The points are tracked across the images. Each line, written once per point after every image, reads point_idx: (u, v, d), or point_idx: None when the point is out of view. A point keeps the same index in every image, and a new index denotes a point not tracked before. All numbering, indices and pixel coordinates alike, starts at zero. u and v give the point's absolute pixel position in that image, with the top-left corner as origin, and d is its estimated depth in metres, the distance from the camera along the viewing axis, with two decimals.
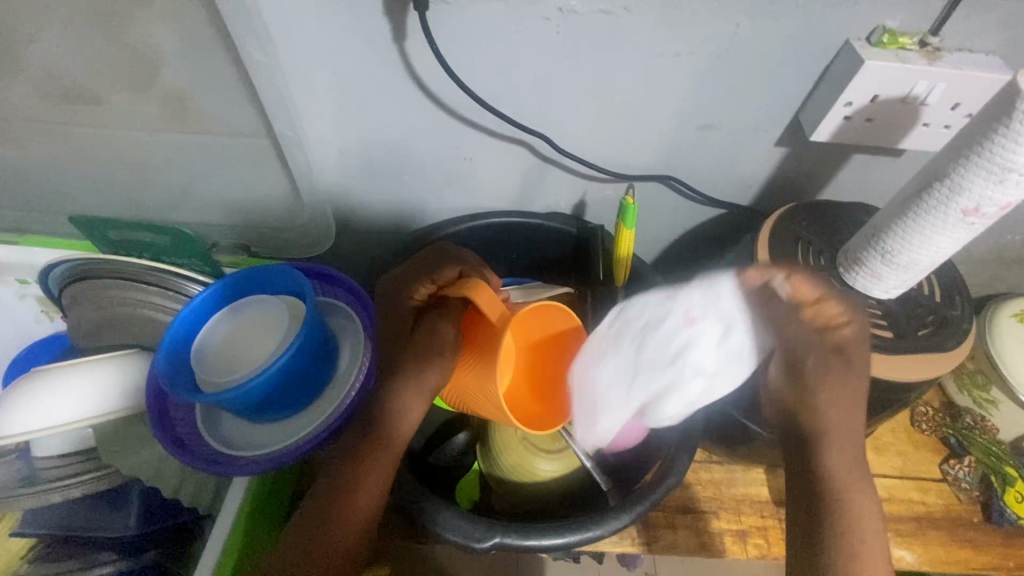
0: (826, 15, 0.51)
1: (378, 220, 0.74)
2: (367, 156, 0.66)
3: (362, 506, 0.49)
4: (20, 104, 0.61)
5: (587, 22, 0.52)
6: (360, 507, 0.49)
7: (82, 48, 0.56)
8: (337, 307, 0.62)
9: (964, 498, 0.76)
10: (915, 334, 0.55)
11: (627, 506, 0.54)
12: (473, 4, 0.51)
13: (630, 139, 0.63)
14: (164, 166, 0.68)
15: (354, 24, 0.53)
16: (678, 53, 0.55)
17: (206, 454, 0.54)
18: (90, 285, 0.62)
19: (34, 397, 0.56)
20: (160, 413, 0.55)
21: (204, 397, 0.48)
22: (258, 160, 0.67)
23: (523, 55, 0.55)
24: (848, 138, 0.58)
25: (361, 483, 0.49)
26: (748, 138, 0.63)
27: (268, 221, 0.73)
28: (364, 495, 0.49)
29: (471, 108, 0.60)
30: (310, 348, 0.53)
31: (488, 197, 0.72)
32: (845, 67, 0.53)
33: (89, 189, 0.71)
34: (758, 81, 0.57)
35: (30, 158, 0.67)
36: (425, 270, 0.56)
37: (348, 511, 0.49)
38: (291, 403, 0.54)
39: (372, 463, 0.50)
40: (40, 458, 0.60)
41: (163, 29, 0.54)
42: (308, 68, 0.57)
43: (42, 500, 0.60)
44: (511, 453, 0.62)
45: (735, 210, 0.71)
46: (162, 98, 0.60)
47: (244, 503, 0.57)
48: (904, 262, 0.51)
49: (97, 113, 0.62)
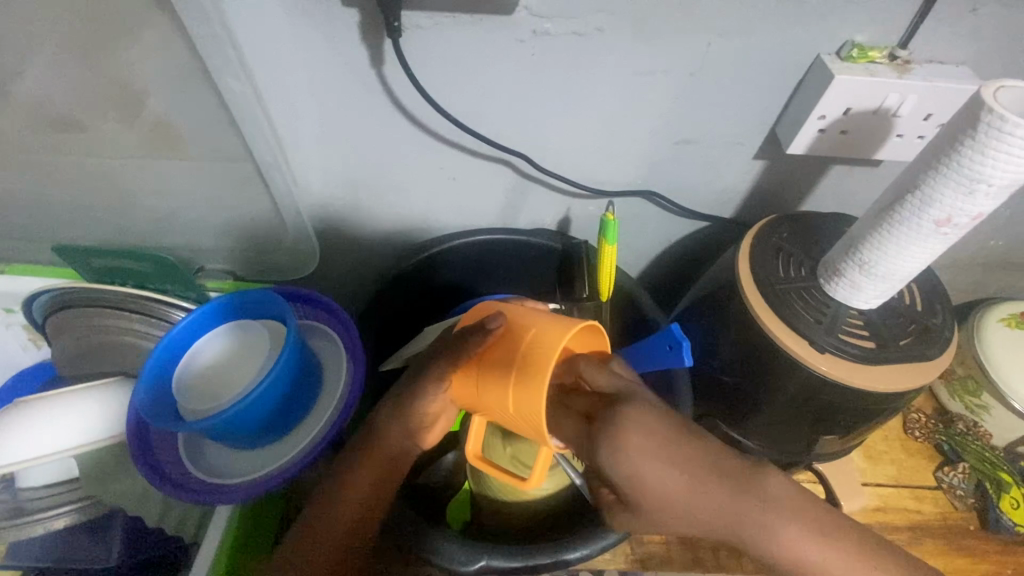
0: (797, 30, 0.52)
1: (365, 240, 0.75)
2: (351, 178, 0.67)
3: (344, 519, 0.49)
4: (4, 134, 0.62)
5: (560, 43, 0.53)
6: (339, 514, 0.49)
7: (64, 78, 0.56)
8: (319, 330, 0.62)
9: (959, 506, 0.75)
10: (898, 344, 0.55)
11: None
12: (447, 29, 0.52)
13: (609, 156, 0.64)
14: (150, 192, 0.68)
15: (331, 51, 0.54)
16: (652, 72, 0.56)
17: (191, 483, 0.54)
18: (72, 314, 0.61)
19: (17, 428, 0.55)
20: (141, 442, 0.55)
21: (185, 425, 0.48)
22: (242, 185, 0.68)
23: (498, 77, 0.56)
24: (824, 150, 0.59)
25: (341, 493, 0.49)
26: (726, 151, 0.64)
27: (255, 245, 0.74)
28: (351, 497, 0.49)
29: (450, 129, 0.61)
30: (292, 371, 0.53)
31: (472, 215, 0.72)
32: (817, 81, 0.54)
33: (76, 216, 0.71)
34: (733, 96, 0.58)
35: (16, 188, 0.68)
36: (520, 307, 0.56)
37: (326, 527, 0.48)
38: (274, 427, 0.54)
39: (363, 467, 0.49)
40: (23, 490, 0.59)
41: (143, 58, 0.54)
42: (289, 93, 0.58)
43: (22, 534, 0.58)
44: (500, 471, 0.63)
45: (718, 222, 0.72)
46: (145, 125, 0.61)
47: (226, 533, 0.56)
48: (882, 273, 0.51)
49: (80, 141, 0.63)
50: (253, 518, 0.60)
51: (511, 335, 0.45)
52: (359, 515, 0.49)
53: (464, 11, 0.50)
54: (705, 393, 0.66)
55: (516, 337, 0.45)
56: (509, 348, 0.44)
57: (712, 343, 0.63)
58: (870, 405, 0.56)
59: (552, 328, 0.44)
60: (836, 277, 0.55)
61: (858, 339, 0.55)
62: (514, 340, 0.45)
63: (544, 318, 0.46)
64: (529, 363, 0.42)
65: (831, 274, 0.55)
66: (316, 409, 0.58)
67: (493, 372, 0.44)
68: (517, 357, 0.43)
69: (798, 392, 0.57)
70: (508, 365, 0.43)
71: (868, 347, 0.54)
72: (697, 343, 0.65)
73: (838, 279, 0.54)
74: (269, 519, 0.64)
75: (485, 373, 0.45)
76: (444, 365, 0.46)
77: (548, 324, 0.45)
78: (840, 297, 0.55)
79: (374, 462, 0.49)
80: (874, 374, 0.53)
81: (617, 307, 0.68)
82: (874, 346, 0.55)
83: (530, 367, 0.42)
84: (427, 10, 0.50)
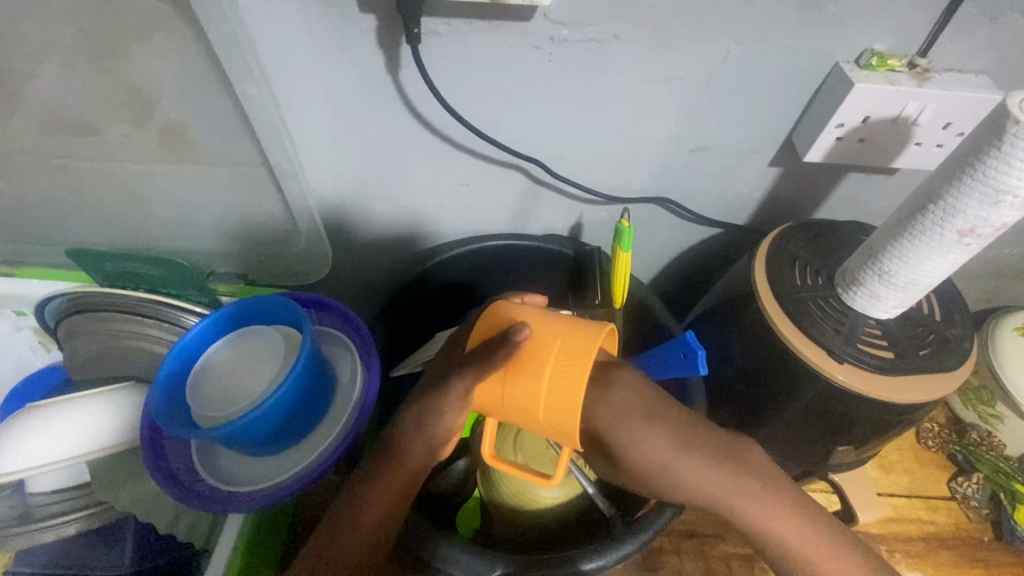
0: (815, 38, 0.52)
1: (376, 245, 0.74)
2: (363, 183, 0.66)
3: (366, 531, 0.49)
4: (18, 137, 0.62)
5: (577, 50, 0.53)
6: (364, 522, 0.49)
7: (79, 82, 0.56)
8: (332, 335, 0.62)
9: (973, 517, 0.74)
10: (917, 354, 0.54)
11: (644, 523, 0.53)
12: (465, 35, 0.52)
13: (623, 162, 0.64)
14: (162, 196, 0.68)
15: (347, 57, 0.54)
16: (668, 79, 0.55)
17: (203, 491, 0.54)
18: (84, 319, 0.61)
19: (30, 435, 0.55)
20: (154, 449, 0.55)
21: (200, 432, 0.47)
22: (254, 189, 0.67)
23: (514, 83, 0.56)
24: (841, 158, 0.58)
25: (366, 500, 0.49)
26: (742, 159, 0.63)
27: (266, 249, 0.73)
28: (371, 513, 0.49)
29: (465, 135, 0.61)
30: (307, 379, 0.53)
31: (484, 221, 0.72)
32: (835, 89, 0.54)
33: (87, 220, 0.71)
34: (749, 103, 0.57)
35: (28, 191, 0.68)
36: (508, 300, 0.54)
37: (350, 539, 0.49)
38: (288, 435, 0.54)
39: (382, 481, 0.49)
40: (37, 494, 0.59)
41: (158, 63, 0.54)
42: (304, 98, 0.58)
43: (33, 540, 0.58)
44: (512, 479, 0.62)
45: (731, 229, 0.71)
46: (159, 129, 0.61)
47: (238, 542, 0.55)
48: (902, 283, 0.51)
49: (93, 144, 0.63)
50: (264, 526, 0.59)
51: (538, 341, 0.44)
52: (379, 526, 0.49)
53: (482, 17, 0.50)
54: (717, 401, 0.66)
55: (543, 344, 0.43)
56: (537, 355, 0.43)
57: (727, 352, 0.62)
58: (886, 416, 0.55)
59: (580, 333, 0.44)
60: (860, 287, 0.54)
61: (875, 349, 0.54)
62: (544, 347, 0.43)
63: (566, 324, 0.45)
64: (565, 368, 0.42)
65: (854, 285, 0.54)
66: (330, 415, 0.57)
67: (524, 381, 0.43)
68: (547, 363, 0.42)
69: (815, 402, 0.56)
70: (547, 376, 0.42)
71: (886, 357, 0.54)
72: (710, 351, 0.65)
73: (863, 290, 0.53)
74: (279, 527, 0.64)
75: (512, 380, 0.43)
76: (467, 377, 0.44)
77: (575, 329, 0.44)
78: (858, 307, 0.55)
79: (396, 477, 0.49)
80: (892, 385, 0.53)
81: (629, 314, 0.68)
82: (892, 357, 0.54)
83: (569, 374, 0.42)
84: (445, 16, 0.50)
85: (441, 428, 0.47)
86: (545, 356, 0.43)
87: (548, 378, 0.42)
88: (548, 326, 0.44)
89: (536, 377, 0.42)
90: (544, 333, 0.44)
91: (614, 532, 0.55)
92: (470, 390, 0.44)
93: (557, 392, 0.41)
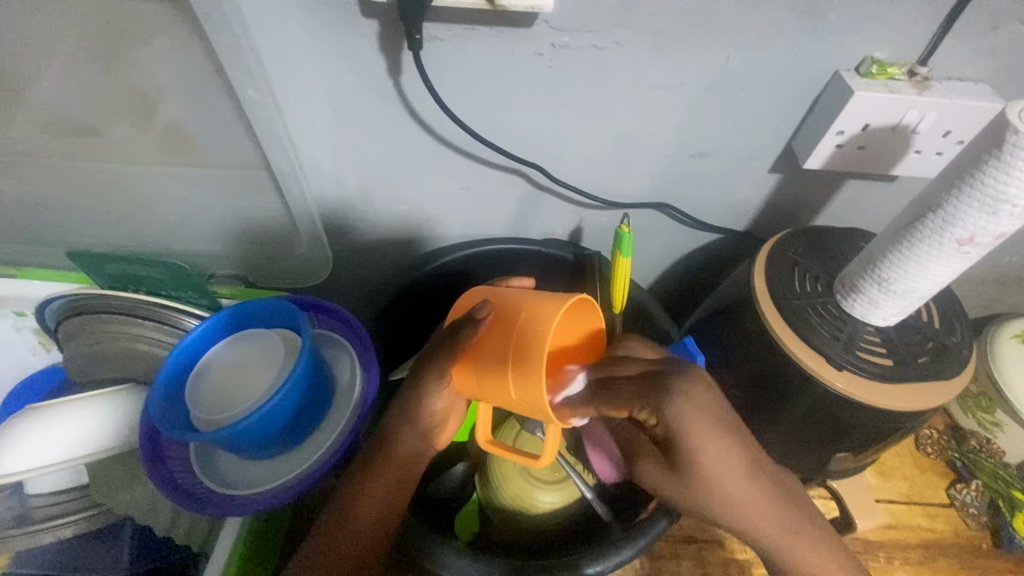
0: (816, 45, 0.52)
1: (376, 248, 0.74)
2: (364, 186, 0.67)
3: (364, 526, 0.50)
4: (19, 138, 0.62)
5: (578, 57, 0.53)
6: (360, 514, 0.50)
7: (81, 84, 0.57)
8: (332, 338, 0.62)
9: (972, 524, 0.74)
10: (916, 362, 0.55)
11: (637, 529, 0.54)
12: (466, 40, 0.52)
13: (624, 168, 0.64)
14: (163, 198, 0.68)
15: (349, 62, 0.54)
16: (669, 85, 0.55)
17: (201, 494, 0.54)
18: (84, 320, 0.61)
19: (29, 437, 0.55)
20: (153, 451, 0.55)
21: (200, 435, 0.47)
22: (255, 192, 0.67)
23: (516, 89, 0.56)
24: (841, 166, 0.58)
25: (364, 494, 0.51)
26: (742, 165, 0.63)
27: (266, 252, 0.74)
28: (369, 508, 0.51)
29: (466, 140, 0.61)
30: (306, 381, 0.53)
31: (484, 225, 0.72)
32: (835, 96, 0.54)
33: (88, 221, 0.71)
34: (750, 110, 0.58)
35: (29, 192, 0.68)
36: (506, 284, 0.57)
37: (349, 533, 0.50)
38: (287, 438, 0.54)
39: (376, 473, 0.52)
40: (35, 496, 0.59)
41: (160, 66, 0.54)
42: (306, 102, 0.58)
43: (31, 541, 0.58)
44: (511, 484, 0.63)
45: (731, 234, 0.71)
46: (160, 131, 0.61)
47: (236, 546, 0.55)
48: (901, 290, 0.51)
49: (95, 146, 0.63)
50: (262, 529, 0.59)
51: (502, 320, 0.45)
52: (378, 521, 0.51)
53: (484, 24, 0.50)
54: None
55: (507, 322, 0.45)
56: (500, 332, 0.44)
57: (726, 358, 0.62)
58: (885, 423, 0.55)
59: (543, 305, 0.44)
60: (859, 294, 0.54)
61: (875, 357, 0.54)
62: (505, 326, 0.44)
63: (529, 297, 0.46)
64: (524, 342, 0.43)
65: (855, 292, 0.54)
66: (328, 418, 0.57)
67: (489, 361, 0.44)
68: (510, 340, 0.44)
69: (813, 409, 0.56)
70: (505, 352, 0.43)
71: (885, 364, 0.54)
72: (710, 357, 0.65)
73: (862, 298, 0.54)
74: (277, 530, 0.64)
75: (481, 358, 0.45)
76: (441, 363, 0.47)
77: (537, 303, 0.45)
78: (856, 314, 0.55)
79: (389, 468, 0.52)
80: (891, 393, 0.53)
81: (629, 319, 0.68)
82: (891, 364, 0.54)
83: (529, 349, 0.42)
84: (447, 22, 0.50)
85: (429, 417, 0.52)
86: (508, 333, 0.44)
87: (510, 355, 0.43)
88: (511, 304, 0.45)
89: (501, 354, 0.44)
90: (507, 313, 0.45)
91: (612, 536, 0.55)
92: (446, 373, 0.47)
93: (516, 364, 0.43)
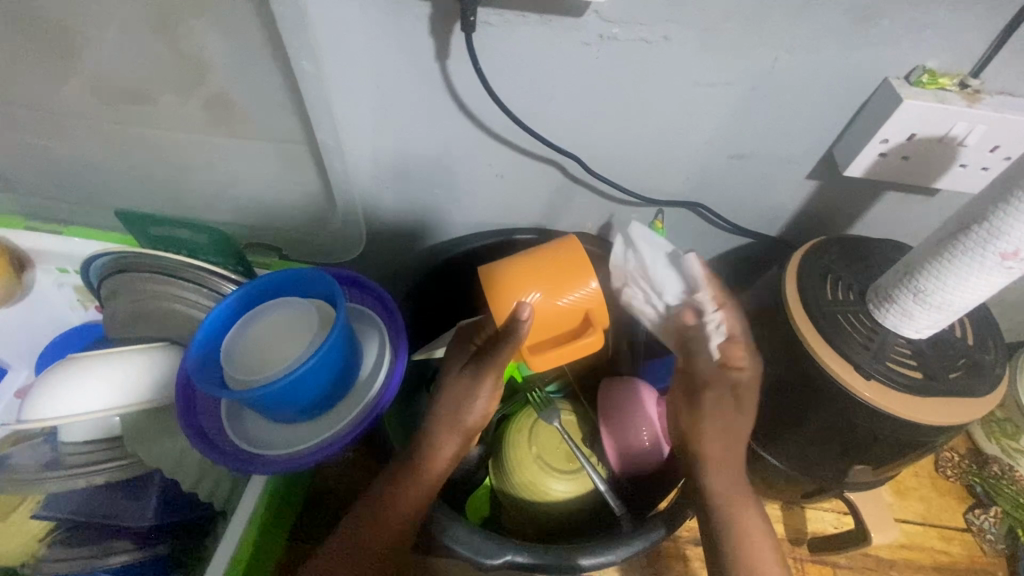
0: (865, 53, 0.52)
1: (407, 230, 0.76)
2: (401, 168, 0.68)
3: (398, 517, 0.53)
4: (75, 100, 0.64)
5: (624, 49, 0.53)
6: (397, 510, 0.53)
7: (137, 50, 0.58)
8: (362, 312, 0.63)
9: (988, 551, 0.73)
10: (947, 376, 0.54)
11: (640, 532, 0.54)
12: (516, 28, 0.52)
13: (660, 165, 0.64)
14: (207, 167, 0.70)
15: (399, 43, 0.55)
16: (714, 83, 0.55)
17: (230, 449, 0.55)
18: (125, 279, 0.63)
19: (82, 381, 0.57)
20: (187, 405, 0.57)
21: (232, 393, 0.49)
22: (296, 166, 0.69)
23: (561, 78, 0.56)
24: (883, 175, 0.58)
25: (395, 497, 0.53)
26: (780, 169, 0.63)
27: (301, 227, 0.75)
28: (402, 504, 0.53)
29: (506, 127, 0.62)
30: (337, 352, 0.54)
31: (516, 213, 0.73)
32: (882, 104, 0.53)
33: (133, 185, 0.74)
34: (792, 113, 0.57)
35: (81, 153, 0.71)
36: (468, 334, 0.59)
37: (382, 527, 0.53)
38: (312, 406, 0.55)
39: (407, 475, 0.54)
40: (68, 444, 0.60)
41: (216, 36, 0.56)
42: (352, 81, 0.59)
43: (63, 485, 0.59)
44: (524, 471, 0.63)
45: (763, 239, 0.71)
46: (208, 100, 0.62)
47: (259, 505, 0.57)
48: (937, 303, 0.50)
49: (146, 111, 0.65)
50: (282, 494, 0.61)
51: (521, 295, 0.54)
52: (399, 529, 0.53)
53: (535, 10, 0.51)
54: None
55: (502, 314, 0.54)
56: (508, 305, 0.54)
57: None
58: (911, 437, 0.55)
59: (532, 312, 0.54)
60: (896, 309, 0.53)
61: (905, 369, 0.54)
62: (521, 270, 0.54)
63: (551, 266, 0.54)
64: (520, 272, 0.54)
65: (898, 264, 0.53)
66: (353, 391, 0.58)
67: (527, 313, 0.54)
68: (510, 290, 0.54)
69: (834, 419, 0.56)
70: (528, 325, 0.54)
71: (916, 378, 0.53)
72: None
73: (897, 311, 0.53)
74: (296, 495, 0.66)
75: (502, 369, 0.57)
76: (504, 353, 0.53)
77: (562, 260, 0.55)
78: (888, 325, 0.55)
79: (417, 474, 0.54)
80: (917, 405, 0.53)
81: None
82: (922, 377, 0.54)
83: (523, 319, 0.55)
84: (498, 8, 0.51)
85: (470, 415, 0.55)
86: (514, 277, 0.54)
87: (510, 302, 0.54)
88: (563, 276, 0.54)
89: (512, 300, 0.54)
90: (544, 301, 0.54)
91: (624, 530, 0.55)
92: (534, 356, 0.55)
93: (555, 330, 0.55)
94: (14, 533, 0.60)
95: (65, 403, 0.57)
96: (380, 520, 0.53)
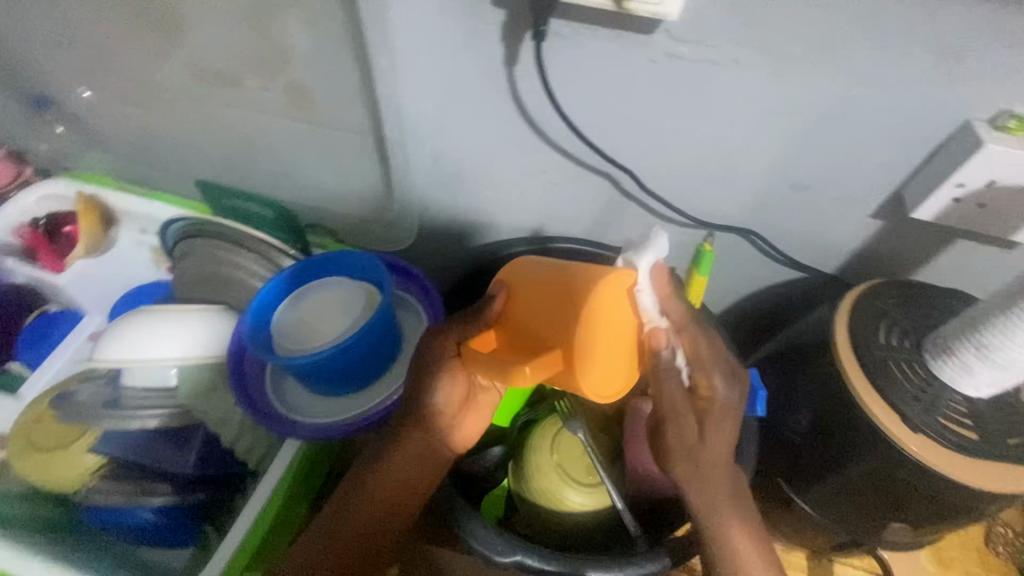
0: (948, 92, 0.49)
1: (457, 227, 0.78)
2: (458, 166, 0.70)
3: (376, 504, 0.56)
4: (173, 77, 0.70)
5: (691, 68, 0.53)
6: (375, 499, 0.56)
7: (232, 36, 0.63)
8: (404, 299, 0.66)
9: None
10: (1005, 441, 0.50)
11: (653, 556, 0.53)
12: (585, 40, 0.54)
13: (716, 187, 0.63)
14: (279, 149, 0.75)
15: (469, 46, 0.57)
16: (780, 110, 0.55)
17: (272, 413, 0.59)
18: (193, 245, 0.68)
19: (153, 331, 0.62)
20: (237, 367, 0.61)
21: (282, 359, 0.52)
22: (360, 156, 0.73)
23: (624, 92, 0.57)
24: (954, 220, 0.55)
25: (375, 486, 0.56)
26: (843, 203, 0.61)
27: (358, 213, 0.79)
28: (380, 493, 0.56)
29: (564, 136, 0.63)
30: (379, 332, 0.56)
31: (564, 222, 0.73)
32: (961, 146, 0.51)
33: (212, 159, 0.80)
34: (860, 147, 0.56)
35: (171, 126, 0.77)
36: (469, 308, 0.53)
37: (359, 514, 0.56)
38: (351, 381, 0.58)
39: (382, 469, 0.56)
40: (128, 387, 0.63)
41: (302, 29, 0.60)
42: (421, 79, 0.61)
43: (118, 424, 0.62)
44: (542, 477, 0.64)
45: (816, 274, 0.69)
46: (289, 87, 0.67)
47: (290, 468, 0.60)
48: (1002, 361, 0.47)
49: (232, 92, 0.70)
50: (313, 462, 0.64)
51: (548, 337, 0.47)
52: (380, 514, 0.56)
53: (605, 24, 0.52)
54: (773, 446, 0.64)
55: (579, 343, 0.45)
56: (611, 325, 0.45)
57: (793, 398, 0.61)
58: (957, 501, 0.51)
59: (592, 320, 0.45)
60: (954, 363, 0.50)
61: (958, 426, 0.51)
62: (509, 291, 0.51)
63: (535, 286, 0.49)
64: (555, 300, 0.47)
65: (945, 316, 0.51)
66: (391, 372, 0.61)
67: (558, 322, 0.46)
68: (553, 326, 0.47)
69: (873, 468, 0.54)
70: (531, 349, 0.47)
71: (969, 437, 0.50)
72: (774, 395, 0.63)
73: (956, 367, 0.50)
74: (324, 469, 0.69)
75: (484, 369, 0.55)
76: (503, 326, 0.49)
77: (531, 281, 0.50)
78: (944, 378, 0.52)
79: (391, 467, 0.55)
80: (967, 466, 0.50)
81: None
82: (975, 438, 0.50)
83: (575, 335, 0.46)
84: (569, 20, 0.52)
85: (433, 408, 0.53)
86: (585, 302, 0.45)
87: (564, 319, 0.45)
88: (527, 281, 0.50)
89: (539, 317, 0.47)
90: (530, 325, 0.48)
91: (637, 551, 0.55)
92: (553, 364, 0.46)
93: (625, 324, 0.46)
94: (67, 465, 0.63)
95: (153, 347, 0.62)
96: (374, 493, 0.56)
